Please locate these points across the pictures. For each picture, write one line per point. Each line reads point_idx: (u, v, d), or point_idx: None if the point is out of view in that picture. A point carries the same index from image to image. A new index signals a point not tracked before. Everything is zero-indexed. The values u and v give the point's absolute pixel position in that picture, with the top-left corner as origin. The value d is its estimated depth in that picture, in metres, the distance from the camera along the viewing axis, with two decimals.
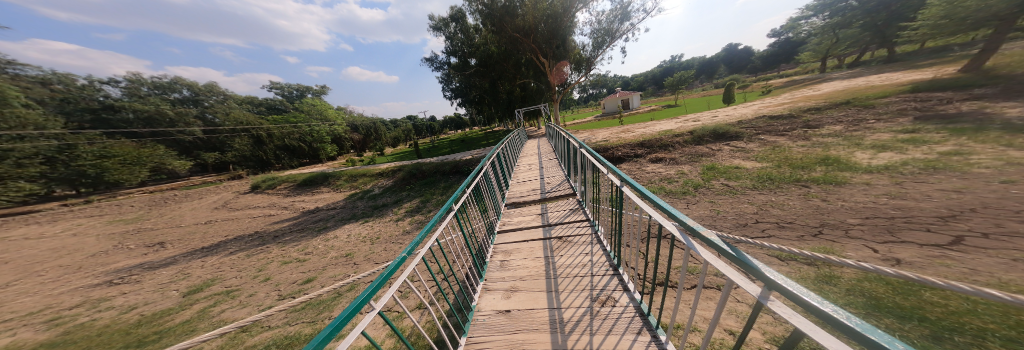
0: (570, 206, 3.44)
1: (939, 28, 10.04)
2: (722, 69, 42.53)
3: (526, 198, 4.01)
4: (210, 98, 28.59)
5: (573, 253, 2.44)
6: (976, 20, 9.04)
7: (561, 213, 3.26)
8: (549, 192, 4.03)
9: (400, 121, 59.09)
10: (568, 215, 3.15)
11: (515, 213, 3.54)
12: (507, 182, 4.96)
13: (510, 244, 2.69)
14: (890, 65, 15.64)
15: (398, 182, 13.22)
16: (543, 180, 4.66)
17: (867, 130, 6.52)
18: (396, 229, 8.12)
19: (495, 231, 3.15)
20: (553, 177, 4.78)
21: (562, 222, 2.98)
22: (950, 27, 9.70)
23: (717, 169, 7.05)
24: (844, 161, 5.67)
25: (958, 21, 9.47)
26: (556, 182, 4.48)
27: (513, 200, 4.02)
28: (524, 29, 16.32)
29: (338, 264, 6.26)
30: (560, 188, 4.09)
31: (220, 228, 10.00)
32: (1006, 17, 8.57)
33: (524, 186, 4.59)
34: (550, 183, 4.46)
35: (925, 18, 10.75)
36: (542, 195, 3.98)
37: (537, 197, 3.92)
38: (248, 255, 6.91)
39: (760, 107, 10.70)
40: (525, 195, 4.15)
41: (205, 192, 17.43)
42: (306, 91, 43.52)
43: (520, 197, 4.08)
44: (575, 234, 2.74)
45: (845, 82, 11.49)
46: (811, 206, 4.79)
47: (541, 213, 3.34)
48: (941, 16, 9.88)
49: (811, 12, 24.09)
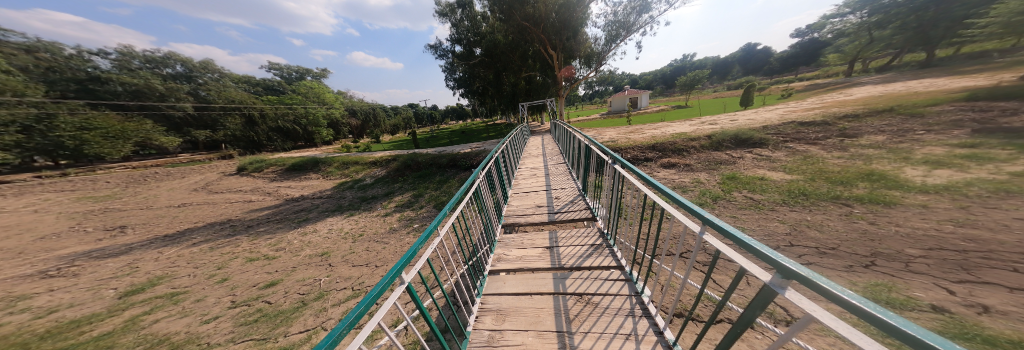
0: (587, 240, 2.62)
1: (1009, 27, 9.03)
2: (736, 70, 41.87)
3: (529, 218, 3.19)
4: (204, 75, 27.01)
5: (601, 329, 1.61)
6: None
7: (579, 250, 2.43)
8: (559, 212, 3.21)
9: (400, 109, 57.61)
10: (590, 255, 2.33)
11: (516, 243, 2.70)
12: (507, 191, 4.15)
13: (507, 299, 1.88)
14: (927, 70, 14.76)
15: (392, 172, 12.50)
16: (551, 195, 3.83)
17: (916, 142, 5.86)
18: (383, 226, 7.42)
19: (485, 270, 2.31)
20: (563, 190, 3.95)
21: (581, 267, 2.17)
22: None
23: (739, 179, 6.32)
24: (892, 179, 4.97)
25: None
26: (566, 197, 3.67)
27: (512, 221, 3.20)
28: (534, 17, 15.23)
29: (311, 264, 5.66)
30: (574, 208, 3.29)
31: (192, 212, 9.36)
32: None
33: (528, 200, 3.77)
34: (558, 198, 3.66)
35: (999, 14, 9.45)
36: (550, 216, 3.15)
37: (545, 219, 3.11)
38: (212, 248, 6.31)
39: (785, 111, 9.90)
40: (527, 213, 3.32)
41: (189, 172, 16.66)
42: (306, 73, 42.40)
43: (522, 216, 3.26)
44: (604, 294, 1.87)
45: (880, 88, 10.72)
46: (856, 230, 4.10)
47: (551, 247, 2.52)
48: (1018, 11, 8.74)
49: (847, 10, 22.71)
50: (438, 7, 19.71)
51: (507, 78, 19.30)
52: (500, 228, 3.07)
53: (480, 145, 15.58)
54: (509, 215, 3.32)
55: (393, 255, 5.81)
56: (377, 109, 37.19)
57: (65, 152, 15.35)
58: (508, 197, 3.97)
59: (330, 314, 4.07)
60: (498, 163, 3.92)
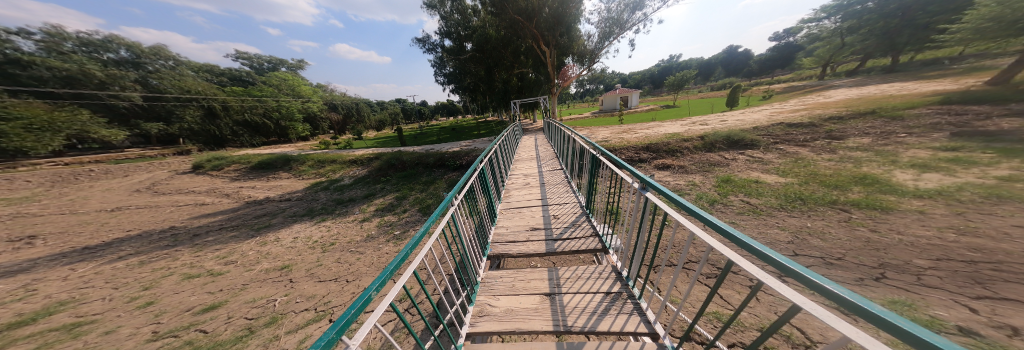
0: (599, 282, 1.97)
1: (980, 32, 9.60)
2: (719, 71, 43.72)
3: (521, 247, 2.54)
4: (156, 62, 23.87)
5: None
6: None
7: (591, 302, 1.79)
8: (560, 240, 2.58)
9: (386, 104, 55.27)
10: (606, 312, 1.69)
11: (505, 284, 2.04)
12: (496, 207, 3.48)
13: None
14: (894, 75, 15.81)
15: (374, 172, 11.56)
16: (548, 213, 3.18)
17: (900, 145, 5.95)
18: (358, 233, 6.63)
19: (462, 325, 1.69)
20: (562, 207, 3.32)
21: (595, 334, 1.55)
22: (1000, 31, 9.00)
23: (734, 182, 6.17)
24: (885, 183, 4.91)
25: (1006, 25, 8.89)
26: (566, 217, 3.06)
27: (501, 250, 2.54)
28: (527, 11, 14.58)
29: (267, 281, 4.84)
30: (578, 234, 2.65)
31: (126, 218, 8.05)
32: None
33: (520, 220, 3.10)
34: (556, 217, 3.05)
35: (970, 20, 9.94)
36: (549, 246, 2.49)
37: (542, 249, 2.46)
38: (141, 263, 5.33)
39: (772, 113, 10.07)
40: (520, 239, 2.68)
41: (134, 169, 14.67)
42: (279, 64, 39.32)
43: (513, 244, 2.62)
44: None
45: (856, 91, 11.23)
46: (859, 238, 3.94)
47: (552, 294, 1.87)
48: (990, 18, 9.20)
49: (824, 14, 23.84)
50: None
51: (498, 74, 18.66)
52: (483, 264, 2.36)
53: (470, 144, 14.87)
54: (496, 242, 2.67)
55: (366, 268, 5.09)
56: (359, 103, 35.25)
57: None
58: (496, 215, 3.27)
59: (282, 345, 3.40)
60: (484, 174, 3.23)
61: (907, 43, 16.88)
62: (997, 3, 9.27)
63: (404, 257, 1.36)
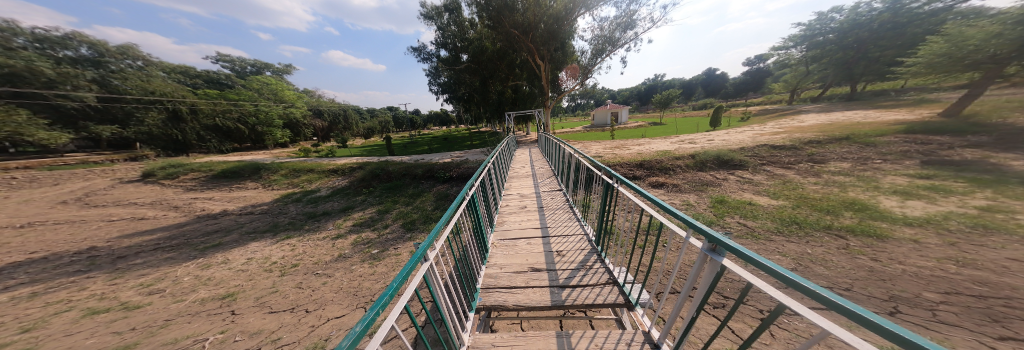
0: None
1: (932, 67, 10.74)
2: (699, 91, 47.04)
3: (520, 297, 2.01)
4: (122, 61, 21.89)
5: None
6: (972, 62, 9.52)
7: None
8: (568, 288, 2.07)
9: (376, 111, 54.14)
10: None
11: None
12: (488, 237, 3.00)
13: None
14: (853, 103, 17.72)
15: (355, 183, 10.69)
16: (550, 250, 2.68)
17: (878, 171, 6.25)
18: (328, 253, 5.74)
19: None
20: (567, 242, 2.82)
21: None
22: (949, 66, 10.13)
23: (728, 203, 6.10)
24: (874, 208, 4.94)
25: (955, 61, 9.96)
26: (572, 254, 2.57)
27: (494, 299, 2.00)
28: (523, 26, 14.90)
29: (199, 315, 3.93)
30: (591, 281, 2.14)
31: (37, 237, 6.78)
32: (1000, 61, 9.12)
33: (518, 257, 2.58)
34: (561, 255, 2.55)
35: (925, 55, 11.16)
36: (555, 296, 1.98)
37: (545, 301, 1.94)
38: (33, 296, 4.33)
39: (755, 134, 10.67)
40: (517, 285, 2.15)
41: (69, 177, 12.86)
42: (264, 68, 37.89)
43: (509, 291, 2.09)
44: None
45: (827, 117, 12.23)
46: (862, 267, 3.78)
47: None
48: (943, 53, 10.26)
49: (791, 43, 26.45)
50: (423, 9, 18.77)
51: (493, 86, 18.76)
52: (469, 324, 1.80)
53: (462, 155, 14.41)
54: (488, 289, 2.12)
55: (332, 294, 4.32)
56: (346, 110, 34.10)
57: None
58: (488, 249, 2.74)
59: None
60: (475, 202, 2.77)
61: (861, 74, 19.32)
62: (946, 42, 10.45)
63: (403, 276, 1.09)
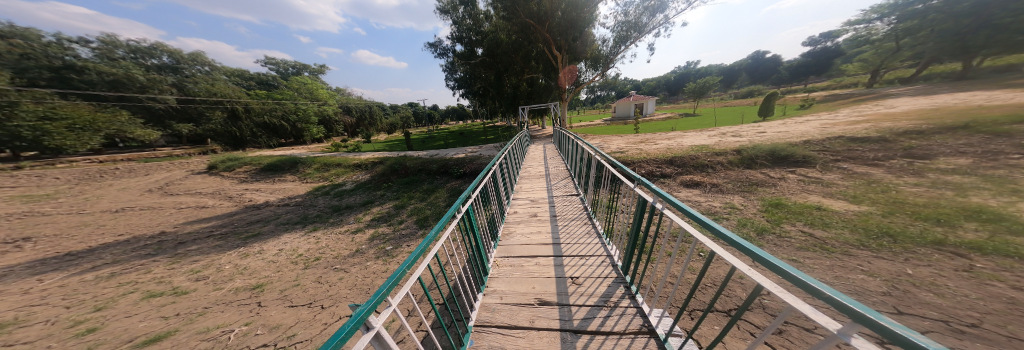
0: None
1: None
2: (743, 77, 41.92)
3: (522, 344, 1.58)
4: (192, 67, 25.14)
5: None
6: None
7: None
8: (584, 334, 1.62)
9: (400, 107, 56.61)
10: None
11: None
12: (491, 254, 2.61)
13: None
14: (961, 83, 14.43)
15: (377, 177, 11.12)
16: (563, 275, 2.20)
17: (1014, 169, 4.79)
18: (348, 247, 5.93)
19: None
20: (585, 266, 2.32)
21: None
22: None
23: (786, 207, 5.08)
24: (1013, 221, 3.66)
25: None
26: (588, 283, 2.10)
27: (490, 344, 1.59)
28: (540, 14, 14.13)
29: (232, 304, 4.25)
30: (616, 327, 1.64)
31: (124, 222, 8.10)
32: None
33: (522, 283, 2.15)
34: (576, 285, 2.07)
35: None
36: (567, 348, 1.53)
37: None
38: (111, 276, 5.19)
39: (823, 124, 9.09)
40: (520, 325, 1.71)
41: (156, 168, 15.27)
42: (303, 69, 41.37)
43: (507, 333, 1.67)
44: None
45: (924, 102, 9.98)
46: (995, 296, 2.72)
47: None
48: None
49: (875, 14, 21.95)
50: (441, 4, 18.57)
51: (509, 79, 18.26)
52: None
53: (477, 150, 14.33)
54: (483, 327, 1.72)
55: (348, 290, 4.38)
56: (373, 107, 36.02)
57: (19, 143, 13.21)
58: (488, 270, 2.35)
59: None
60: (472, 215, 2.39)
61: (980, 46, 15.09)
62: None
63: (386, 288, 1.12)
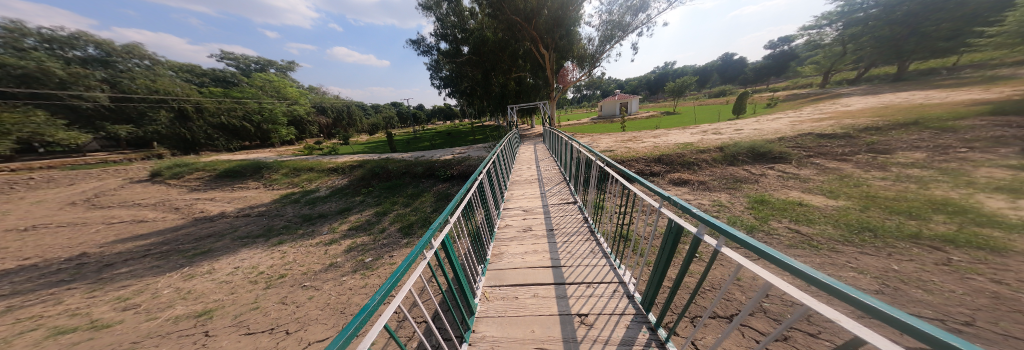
0: None
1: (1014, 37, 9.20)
2: (715, 78, 44.75)
3: None
4: (129, 61, 22.00)
5: None
6: None
7: None
8: None
9: (380, 107, 53.99)
10: None
11: None
12: (479, 284, 2.22)
13: None
14: (900, 83, 16.18)
15: (354, 182, 10.25)
16: (570, 312, 1.88)
17: (964, 162, 5.21)
18: (319, 262, 5.24)
19: None
20: (594, 298, 2.01)
21: None
22: None
23: (771, 203, 5.17)
24: (976, 212, 3.90)
25: None
26: (601, 324, 1.78)
27: None
28: (525, 12, 13.93)
29: (169, 337, 3.53)
30: None
31: (35, 242, 6.73)
32: None
33: (519, 324, 1.80)
34: (587, 327, 1.75)
35: (1009, 23, 9.49)
36: None
37: None
38: (7, 311, 4.18)
39: (793, 121, 9.63)
40: None
41: (84, 176, 13.10)
42: (269, 65, 37.96)
43: None
44: None
45: (875, 100, 10.95)
46: (979, 290, 2.79)
47: None
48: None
49: (824, 21, 24.23)
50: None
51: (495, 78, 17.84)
52: None
53: (464, 151, 13.80)
54: None
55: (316, 312, 3.79)
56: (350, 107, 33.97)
57: None
58: (475, 308, 1.94)
59: None
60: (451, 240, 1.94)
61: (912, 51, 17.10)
62: None
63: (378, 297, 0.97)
